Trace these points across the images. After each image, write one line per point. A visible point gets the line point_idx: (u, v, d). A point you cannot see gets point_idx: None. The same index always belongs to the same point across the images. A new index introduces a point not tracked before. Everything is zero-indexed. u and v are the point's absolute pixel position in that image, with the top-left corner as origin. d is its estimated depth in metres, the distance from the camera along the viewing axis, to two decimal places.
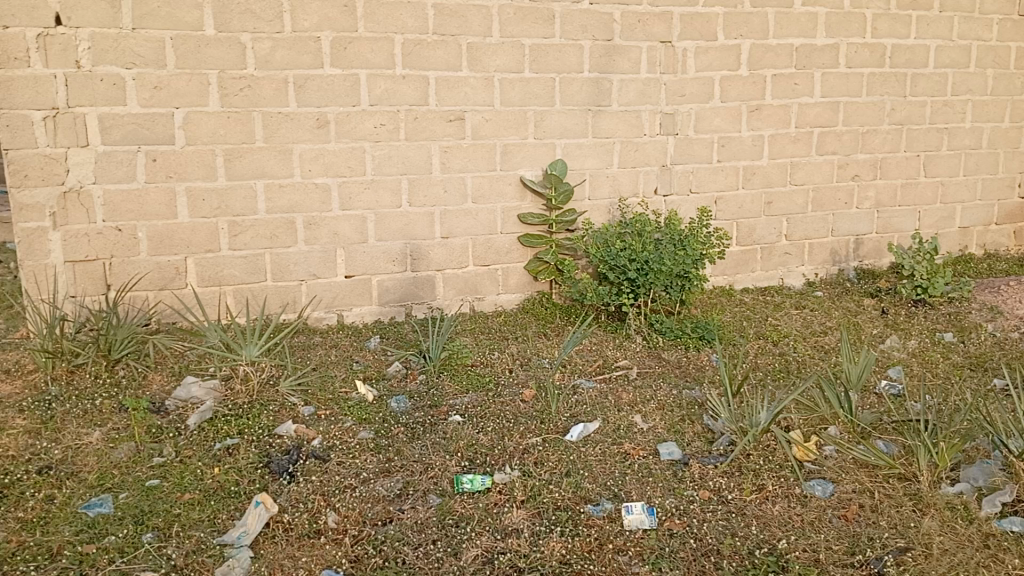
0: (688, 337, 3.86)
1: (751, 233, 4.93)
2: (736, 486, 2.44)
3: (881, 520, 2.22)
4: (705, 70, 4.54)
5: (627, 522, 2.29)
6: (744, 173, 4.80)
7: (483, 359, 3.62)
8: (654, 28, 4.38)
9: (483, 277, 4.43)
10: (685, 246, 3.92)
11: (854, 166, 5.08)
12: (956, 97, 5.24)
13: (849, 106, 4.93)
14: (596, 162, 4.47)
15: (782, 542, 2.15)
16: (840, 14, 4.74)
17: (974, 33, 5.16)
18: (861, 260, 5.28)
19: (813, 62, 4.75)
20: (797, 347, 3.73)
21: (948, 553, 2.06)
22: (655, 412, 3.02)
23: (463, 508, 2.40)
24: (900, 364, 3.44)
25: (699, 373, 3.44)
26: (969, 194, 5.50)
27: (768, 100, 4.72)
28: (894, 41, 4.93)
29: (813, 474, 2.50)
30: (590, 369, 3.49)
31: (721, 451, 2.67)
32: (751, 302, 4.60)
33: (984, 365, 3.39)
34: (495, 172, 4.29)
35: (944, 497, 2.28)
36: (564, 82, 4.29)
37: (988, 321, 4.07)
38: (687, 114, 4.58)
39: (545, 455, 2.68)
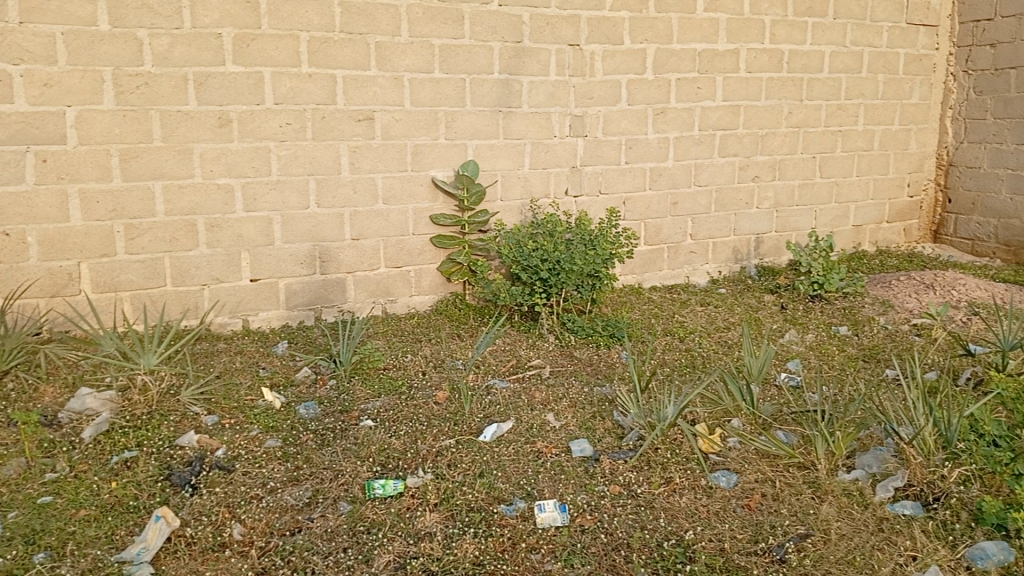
0: (599, 335, 3.91)
1: (658, 233, 5.04)
2: (645, 480, 2.49)
3: (782, 508, 2.30)
4: (613, 73, 4.62)
5: (539, 520, 2.30)
6: (651, 175, 4.91)
7: (395, 361, 3.58)
8: (563, 31, 4.43)
9: (395, 279, 4.39)
10: (595, 246, 3.98)
11: (755, 167, 5.26)
12: (849, 101, 5.50)
13: (749, 110, 5.11)
14: (507, 163, 4.48)
15: (689, 534, 2.20)
16: (740, 20, 4.91)
17: (865, 40, 5.43)
18: (761, 258, 5.48)
19: (715, 67, 4.90)
20: (703, 343, 3.84)
21: (845, 538, 2.15)
22: (567, 410, 3.05)
23: (375, 514, 2.36)
24: (799, 356, 3.59)
25: (610, 370, 3.50)
26: (861, 194, 5.78)
27: (673, 103, 4.84)
28: (790, 46, 5.13)
29: (718, 465, 2.57)
30: (504, 369, 3.50)
31: (630, 446, 2.71)
32: (659, 299, 4.71)
33: (876, 356, 3.57)
34: (406, 173, 4.25)
35: (841, 483, 2.38)
36: (474, 83, 4.29)
37: (880, 315, 4.29)
38: (596, 117, 4.65)
39: (458, 456, 2.67)
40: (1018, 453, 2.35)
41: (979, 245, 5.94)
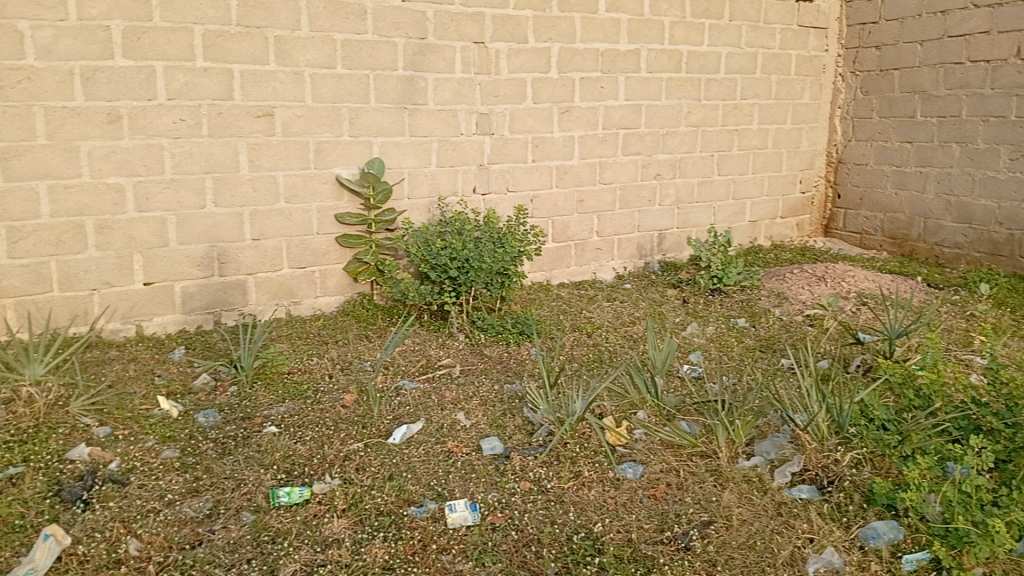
0: (508, 332, 3.91)
1: (565, 230, 5.10)
2: (555, 475, 2.50)
3: (686, 497, 2.36)
4: (518, 72, 4.63)
5: (450, 520, 2.28)
6: (557, 173, 4.96)
7: (301, 365, 3.49)
8: (467, 28, 4.41)
9: (299, 280, 4.28)
10: (504, 243, 3.99)
11: (657, 165, 5.39)
12: (745, 101, 5.70)
13: (650, 109, 5.23)
14: (413, 161, 4.44)
15: (598, 526, 2.22)
16: (640, 21, 5.01)
17: (759, 42, 5.64)
18: (664, 254, 5.62)
19: (617, 67, 4.99)
20: (609, 338, 3.90)
21: (746, 523, 2.22)
22: (477, 409, 3.04)
23: (279, 522, 2.29)
24: (700, 348, 3.69)
25: (520, 367, 3.51)
26: (756, 191, 6.01)
27: (577, 102, 4.90)
28: (689, 47, 5.28)
29: (625, 457, 2.62)
30: (413, 370, 3.46)
31: (540, 442, 2.73)
32: (567, 296, 4.75)
33: (772, 347, 3.71)
34: (309, 171, 4.14)
35: (741, 470, 2.45)
36: (378, 79, 4.22)
37: (775, 307, 4.46)
38: (502, 114, 4.65)
39: (367, 460, 2.62)
40: (905, 435, 2.40)
41: (866, 238, 6.26)
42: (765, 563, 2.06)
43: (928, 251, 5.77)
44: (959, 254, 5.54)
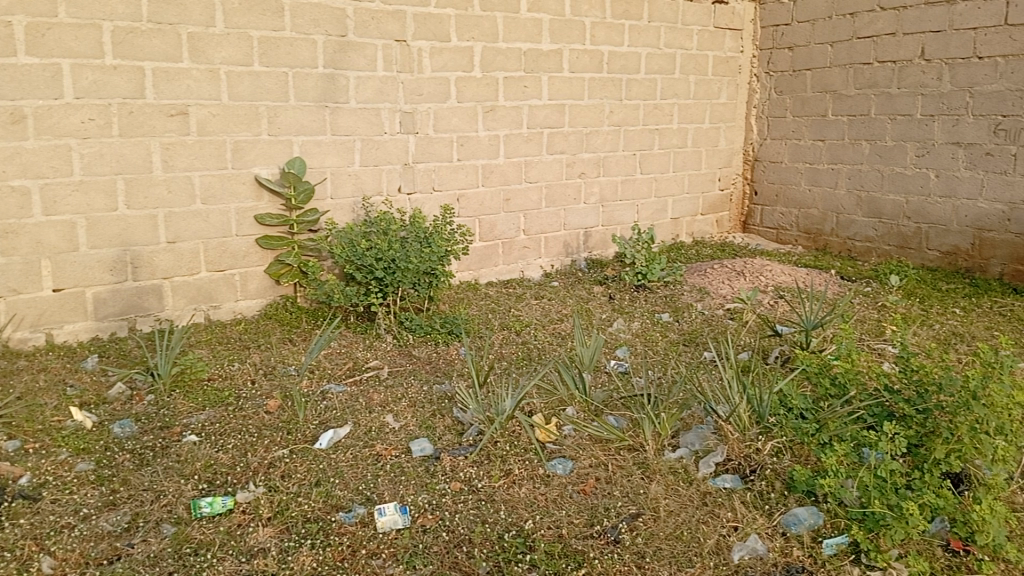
0: (437, 332, 3.89)
1: (492, 229, 5.10)
2: (485, 474, 2.50)
3: (615, 490, 2.39)
4: (441, 70, 4.61)
5: (380, 524, 2.25)
6: (483, 171, 4.96)
7: (222, 371, 3.39)
8: (388, 26, 4.36)
9: (218, 283, 4.15)
10: (430, 243, 3.96)
11: (581, 164, 5.44)
12: (665, 100, 5.82)
13: (573, 109, 5.28)
14: (336, 160, 4.36)
15: (529, 524, 2.23)
16: (561, 21, 5.05)
17: (677, 43, 5.76)
18: (590, 251, 5.68)
19: (540, 66, 5.02)
20: (537, 335, 3.92)
21: (673, 514, 2.26)
22: (406, 410, 3.01)
23: (202, 534, 2.21)
24: (626, 344, 3.75)
25: (448, 367, 3.49)
26: (678, 188, 6.15)
27: (501, 102, 4.91)
28: (610, 47, 5.35)
29: (555, 453, 2.63)
30: (340, 372, 3.40)
31: (470, 441, 2.72)
32: (495, 294, 4.76)
33: (695, 340, 3.79)
34: (226, 171, 4.03)
35: (667, 462, 2.50)
36: (297, 77, 4.13)
37: (698, 301, 4.57)
38: (426, 113, 4.62)
39: (292, 466, 2.56)
40: (823, 423, 2.46)
41: (783, 233, 6.48)
42: (692, 553, 2.10)
43: (841, 245, 6.00)
44: (870, 247, 5.78)
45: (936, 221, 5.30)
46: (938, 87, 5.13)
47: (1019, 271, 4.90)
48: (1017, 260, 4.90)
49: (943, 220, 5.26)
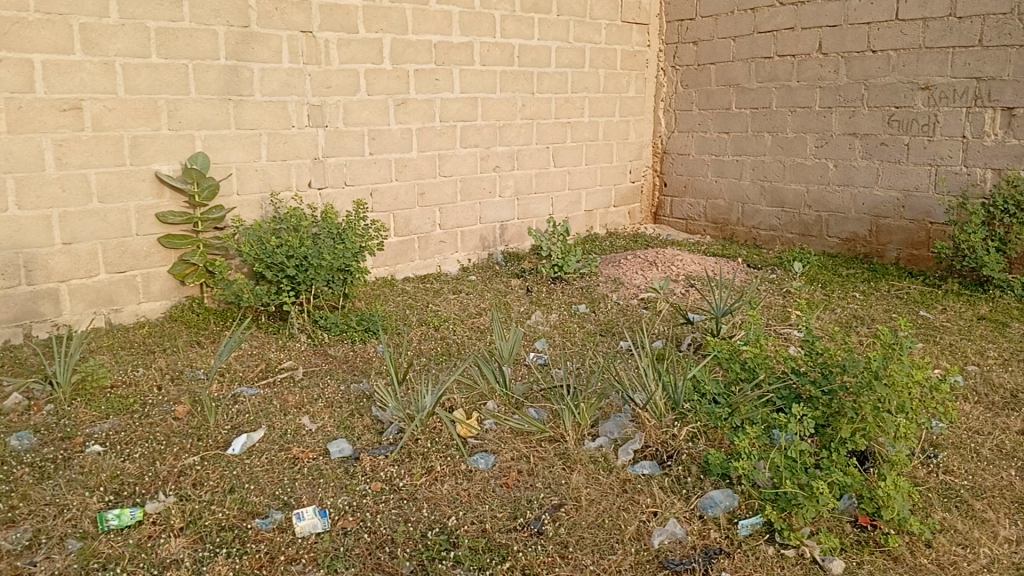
0: (353, 331, 3.81)
1: (407, 224, 5.04)
2: (406, 472, 2.46)
3: (537, 482, 2.40)
4: (349, 63, 4.51)
5: (299, 529, 2.19)
6: (396, 165, 4.89)
7: (125, 378, 3.23)
8: (293, 17, 4.24)
9: (119, 285, 3.96)
10: (343, 239, 3.88)
11: (495, 157, 5.44)
12: (576, 94, 5.88)
13: (486, 102, 5.26)
14: (242, 154, 4.22)
15: (452, 520, 2.21)
16: (471, 14, 5.02)
17: (586, 37, 5.83)
18: (506, 244, 5.69)
19: (450, 59, 4.98)
20: (456, 330, 3.90)
21: (594, 502, 2.28)
22: (323, 411, 2.94)
23: (110, 548, 2.10)
24: (545, 336, 3.77)
25: (366, 365, 3.43)
26: (590, 180, 6.23)
27: (412, 94, 4.84)
28: (520, 41, 5.36)
29: (476, 448, 2.62)
30: (253, 375, 3.30)
31: (390, 440, 2.68)
32: (412, 290, 4.71)
33: (612, 330, 3.85)
34: (124, 168, 3.84)
35: (588, 451, 2.52)
36: (198, 69, 3.97)
37: (613, 291, 4.63)
38: (335, 106, 4.52)
39: (204, 474, 2.47)
40: (734, 407, 2.51)
41: (692, 224, 6.64)
42: (614, 540, 2.13)
43: (747, 234, 6.20)
44: (774, 235, 6.00)
45: (836, 209, 5.54)
46: (835, 80, 5.36)
47: (913, 255, 5.16)
48: (910, 245, 5.16)
49: (842, 208, 5.50)
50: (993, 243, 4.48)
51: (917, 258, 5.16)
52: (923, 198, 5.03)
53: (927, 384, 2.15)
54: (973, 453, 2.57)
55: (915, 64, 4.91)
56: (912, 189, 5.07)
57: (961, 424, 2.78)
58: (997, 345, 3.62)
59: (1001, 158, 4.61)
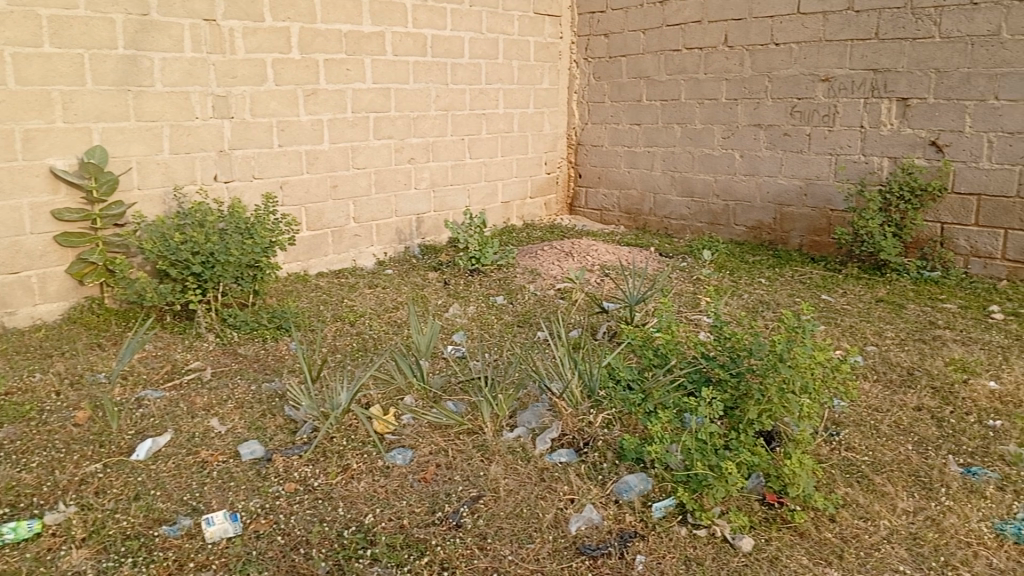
0: (264, 328, 3.72)
1: (320, 217, 4.93)
2: (321, 472, 2.41)
3: (455, 475, 2.38)
4: (256, 52, 4.38)
5: (208, 535, 2.11)
6: (307, 158, 4.78)
7: (20, 384, 3.06)
8: (195, 4, 4.09)
9: (13, 286, 3.74)
10: (251, 234, 3.78)
11: (410, 149, 5.38)
12: (490, 85, 5.87)
13: (399, 93, 5.19)
14: (142, 148, 4.05)
15: (369, 518, 2.17)
16: (382, 3, 4.95)
17: (499, 28, 5.83)
18: (423, 237, 5.64)
19: (361, 49, 4.89)
20: (372, 325, 3.84)
21: (512, 493, 2.28)
22: (233, 412, 2.85)
23: (5, 563, 1.98)
24: (462, 328, 3.75)
25: (278, 364, 3.34)
26: (506, 172, 6.24)
27: (322, 85, 4.74)
28: (432, 31, 5.31)
29: (393, 444, 2.58)
30: (158, 377, 3.17)
31: (304, 440, 2.61)
32: (326, 285, 4.61)
33: (529, 321, 3.86)
34: (15, 163, 3.63)
35: (506, 442, 2.52)
36: (95, 59, 3.78)
37: (530, 282, 4.65)
38: (241, 97, 4.38)
39: (107, 482, 2.35)
40: (647, 392, 2.53)
41: (606, 214, 6.73)
42: (532, 529, 2.13)
43: (659, 223, 6.31)
44: (685, 225, 6.13)
45: (743, 198, 5.70)
46: (741, 73, 5.51)
47: (816, 242, 5.36)
48: (813, 232, 5.36)
49: (749, 197, 5.66)
50: (890, 229, 4.69)
51: (819, 245, 5.35)
52: (825, 186, 5.23)
53: (828, 365, 2.23)
54: (873, 430, 2.69)
55: (816, 56, 5.09)
56: (815, 178, 5.26)
57: (861, 402, 2.91)
58: (894, 326, 3.79)
59: (897, 147, 4.82)
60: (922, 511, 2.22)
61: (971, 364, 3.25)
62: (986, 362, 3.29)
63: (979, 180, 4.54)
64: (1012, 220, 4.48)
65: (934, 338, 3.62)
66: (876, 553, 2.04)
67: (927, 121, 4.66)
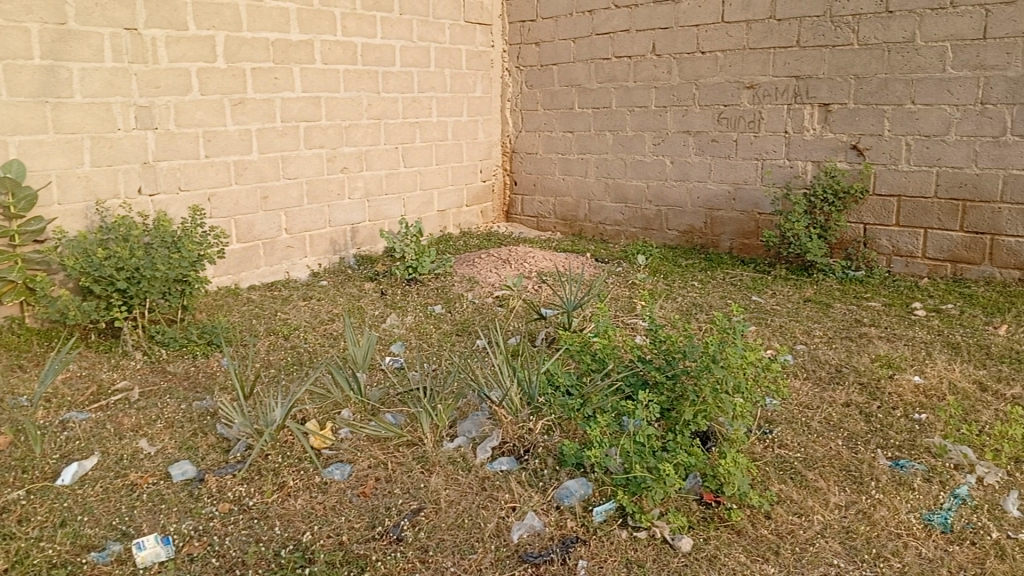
0: (194, 345, 3.62)
1: (250, 229, 4.84)
2: (257, 490, 2.35)
3: (395, 488, 2.35)
4: (180, 61, 4.28)
5: (140, 560, 2.04)
6: (235, 168, 4.68)
7: None
8: (115, 13, 3.97)
9: None
10: (178, 248, 3.68)
11: (342, 159, 5.32)
12: (423, 94, 5.85)
13: (329, 101, 5.14)
14: (62, 161, 3.91)
15: (307, 535, 2.13)
16: (310, 11, 4.89)
17: (430, 36, 5.82)
18: (358, 247, 5.58)
19: (289, 57, 4.82)
20: (307, 338, 3.78)
21: (453, 503, 2.27)
22: (163, 432, 2.76)
23: None
24: (400, 339, 3.72)
25: (210, 381, 3.26)
26: (441, 181, 6.23)
27: (250, 94, 4.66)
28: (362, 39, 5.27)
29: (331, 459, 2.54)
30: (83, 399, 3.05)
31: (238, 458, 2.55)
32: (259, 298, 4.52)
33: (467, 329, 3.85)
34: None
35: (446, 453, 2.51)
36: (9, 70, 3.64)
37: (468, 290, 4.64)
38: (166, 107, 4.27)
39: (31, 509, 2.25)
40: (586, 397, 2.55)
41: (542, 221, 6.77)
42: (474, 539, 2.12)
43: (594, 229, 6.38)
44: (619, 230, 6.21)
45: (675, 203, 5.81)
46: (669, 80, 5.62)
47: (745, 244, 5.49)
48: (742, 235, 5.49)
49: (680, 202, 5.77)
50: (815, 230, 4.84)
51: (749, 247, 5.49)
52: (753, 190, 5.36)
53: (759, 364, 2.29)
54: (804, 427, 2.76)
55: (741, 64, 5.23)
56: (742, 182, 5.39)
57: (793, 400, 2.98)
58: (822, 325, 3.91)
59: (820, 151, 4.98)
60: (853, 505, 2.29)
61: (896, 360, 3.37)
62: (910, 357, 3.41)
63: (898, 182, 4.72)
64: (931, 219, 4.66)
65: (860, 335, 3.75)
66: (810, 548, 2.09)
67: (848, 125, 4.82)
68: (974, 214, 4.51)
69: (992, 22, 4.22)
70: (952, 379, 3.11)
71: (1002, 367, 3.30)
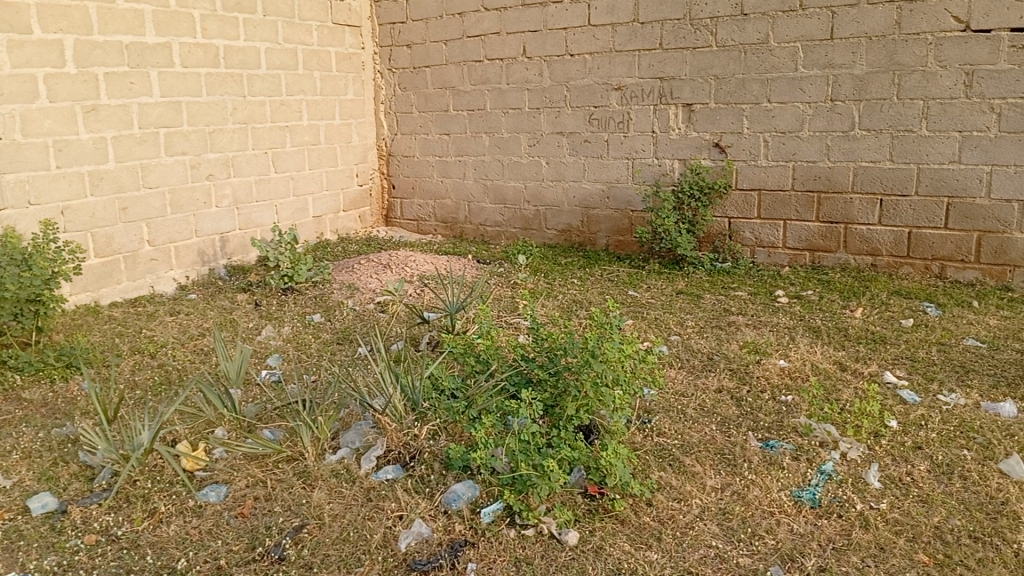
0: (51, 368, 3.39)
1: (109, 242, 4.57)
2: (126, 519, 2.23)
3: (276, 506, 2.28)
4: (24, 66, 3.99)
5: None
6: (91, 178, 4.41)
7: None
8: None
9: None
10: (30, 265, 3.40)
11: (208, 165, 5.11)
12: (291, 97, 5.70)
13: (191, 106, 4.92)
14: None
15: (182, 562, 2.04)
16: (166, 12, 4.67)
17: (297, 38, 5.68)
18: (229, 258, 5.38)
19: (146, 61, 4.59)
20: (176, 355, 3.61)
21: (338, 517, 2.23)
22: (18, 464, 2.57)
23: None
24: (277, 351, 3.62)
25: (71, 406, 3.06)
26: (316, 186, 6.09)
27: (104, 99, 4.40)
28: (224, 42, 5.09)
29: (206, 480, 2.44)
30: None
31: (103, 486, 2.41)
32: (121, 316, 4.28)
33: (347, 338, 3.78)
34: None
35: (328, 466, 2.46)
36: None
37: (348, 297, 4.56)
38: (10, 116, 3.98)
39: None
40: (470, 399, 2.56)
41: (422, 224, 6.74)
42: (360, 552, 2.09)
43: (475, 230, 6.41)
44: (499, 231, 6.26)
45: (552, 203, 5.91)
46: (541, 82, 5.71)
47: (621, 241, 5.65)
48: (617, 232, 5.65)
49: (557, 202, 5.88)
50: (684, 226, 5.05)
51: (624, 244, 5.65)
52: (625, 188, 5.53)
53: (635, 357, 2.37)
54: (679, 414, 2.87)
55: (607, 66, 5.37)
56: (615, 181, 5.55)
57: (668, 390, 3.09)
58: (693, 315, 4.07)
59: (685, 149, 5.19)
60: (728, 487, 2.40)
61: (762, 346, 3.55)
62: (775, 343, 3.61)
63: (759, 177, 4.98)
64: (789, 211, 4.95)
65: (728, 324, 3.93)
66: (691, 531, 2.18)
67: (710, 124, 5.05)
68: (828, 205, 4.81)
69: (837, 23, 4.51)
70: (813, 361, 3.31)
71: (859, 348, 3.54)
